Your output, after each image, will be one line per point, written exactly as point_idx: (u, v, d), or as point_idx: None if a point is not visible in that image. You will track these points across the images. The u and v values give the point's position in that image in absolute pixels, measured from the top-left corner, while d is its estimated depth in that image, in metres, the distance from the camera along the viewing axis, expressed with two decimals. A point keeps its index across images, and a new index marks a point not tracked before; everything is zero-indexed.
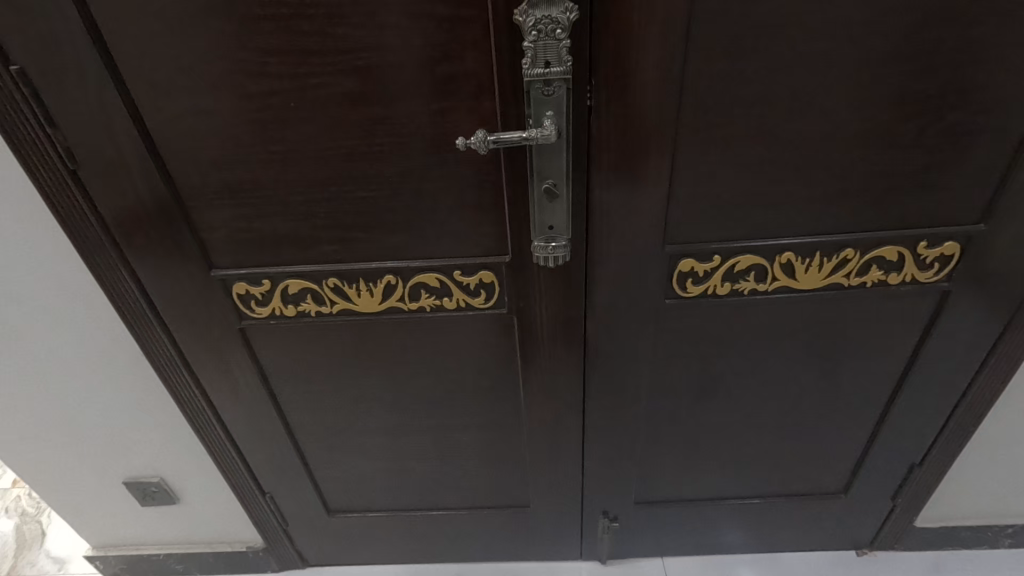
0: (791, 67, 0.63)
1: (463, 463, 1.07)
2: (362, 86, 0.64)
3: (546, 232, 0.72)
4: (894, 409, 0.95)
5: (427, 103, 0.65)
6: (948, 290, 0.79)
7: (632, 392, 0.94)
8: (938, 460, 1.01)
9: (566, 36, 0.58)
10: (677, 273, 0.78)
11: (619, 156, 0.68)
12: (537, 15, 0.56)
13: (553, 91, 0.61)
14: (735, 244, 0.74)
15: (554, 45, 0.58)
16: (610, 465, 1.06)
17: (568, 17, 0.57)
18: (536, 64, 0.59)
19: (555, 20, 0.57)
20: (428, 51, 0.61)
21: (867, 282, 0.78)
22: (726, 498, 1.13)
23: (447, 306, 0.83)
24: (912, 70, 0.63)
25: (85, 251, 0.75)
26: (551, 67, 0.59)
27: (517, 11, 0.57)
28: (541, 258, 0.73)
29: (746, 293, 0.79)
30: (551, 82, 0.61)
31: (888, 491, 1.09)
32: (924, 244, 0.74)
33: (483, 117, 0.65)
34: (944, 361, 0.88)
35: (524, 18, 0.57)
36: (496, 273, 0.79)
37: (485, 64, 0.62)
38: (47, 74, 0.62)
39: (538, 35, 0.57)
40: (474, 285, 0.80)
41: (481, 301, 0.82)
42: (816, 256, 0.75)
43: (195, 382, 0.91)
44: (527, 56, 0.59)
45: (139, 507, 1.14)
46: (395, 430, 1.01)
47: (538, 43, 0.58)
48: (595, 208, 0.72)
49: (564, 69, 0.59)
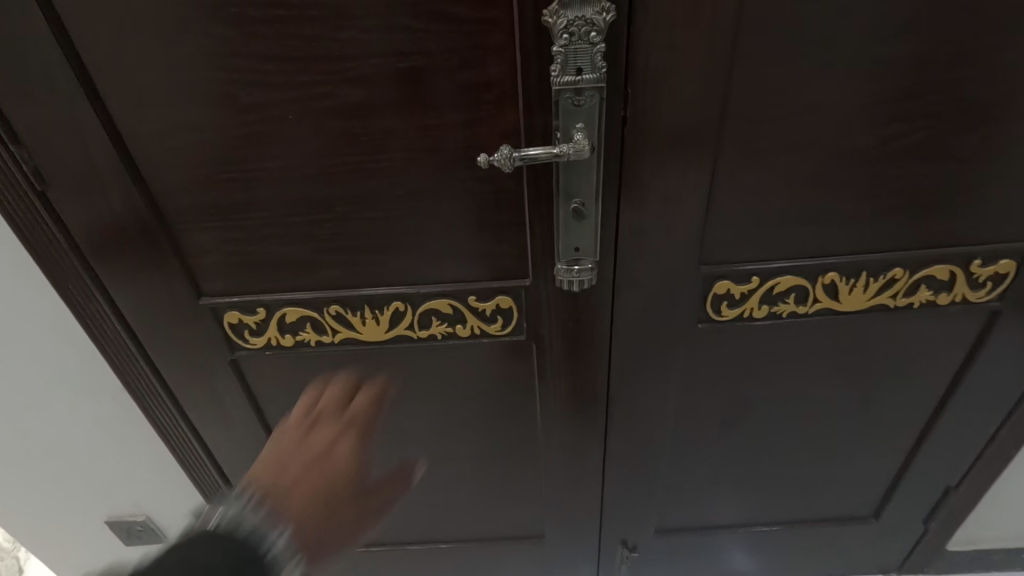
0: (845, 75, 0.57)
1: (474, 495, 1.00)
2: (369, 96, 0.57)
3: (571, 254, 0.66)
4: (932, 433, 0.90)
5: (442, 115, 0.58)
6: (1000, 311, 0.74)
7: (656, 420, 0.88)
8: (975, 483, 0.96)
9: (601, 40, 0.51)
10: (711, 295, 0.72)
11: (653, 170, 0.62)
12: (569, 16, 0.50)
13: (585, 101, 0.55)
14: (775, 265, 0.69)
15: (587, 50, 0.52)
16: (629, 494, 1.00)
17: (604, 18, 0.50)
18: (567, 71, 0.53)
19: (589, 22, 0.50)
20: (445, 57, 0.55)
21: (915, 303, 0.72)
22: (750, 524, 1.08)
23: (460, 334, 0.76)
24: (981, 76, 0.57)
25: (57, 279, 0.68)
26: (583, 74, 0.53)
27: (546, 11, 0.50)
28: (565, 283, 0.67)
29: (785, 315, 0.74)
30: (582, 92, 0.54)
31: (921, 515, 1.04)
32: (978, 263, 0.69)
33: (505, 129, 0.59)
34: (989, 383, 0.82)
35: (554, 20, 0.50)
36: (514, 298, 0.72)
37: (508, 73, 0.55)
38: (10, 85, 0.55)
39: (570, 38, 0.51)
40: (490, 311, 0.73)
41: (497, 328, 0.75)
42: (862, 277, 0.70)
43: (181, 418, 0.84)
44: (557, 62, 0.52)
45: (123, 549, 1.06)
46: (400, 463, 0.94)
47: (569, 47, 0.51)
48: (625, 227, 0.66)
49: (598, 76, 0.53)
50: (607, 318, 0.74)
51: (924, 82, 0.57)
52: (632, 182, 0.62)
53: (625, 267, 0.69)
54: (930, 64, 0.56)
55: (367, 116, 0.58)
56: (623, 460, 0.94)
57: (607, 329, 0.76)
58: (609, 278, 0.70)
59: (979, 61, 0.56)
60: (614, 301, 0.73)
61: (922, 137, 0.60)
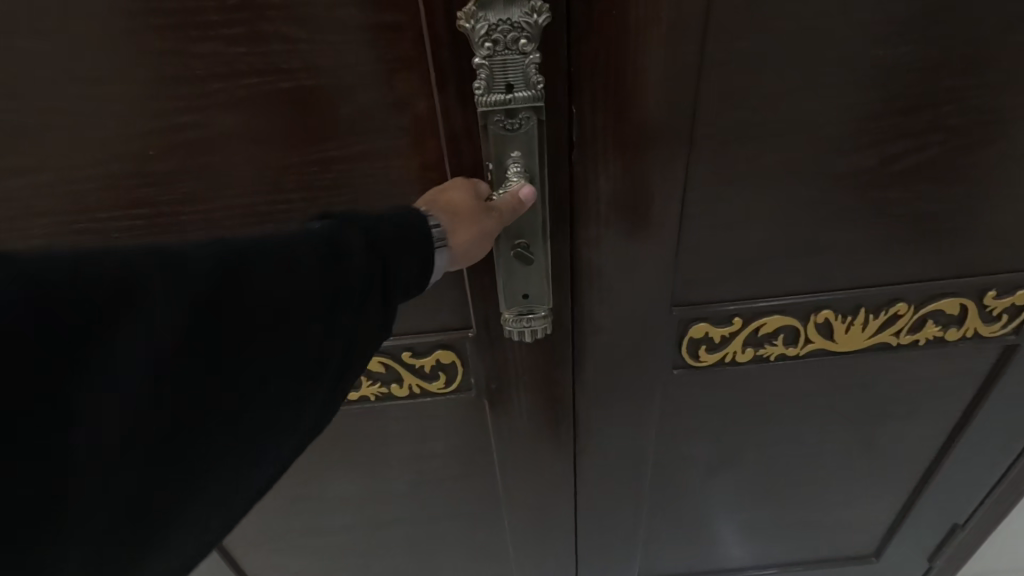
0: (835, 84, 0.47)
1: (436, 554, 0.89)
2: (253, 123, 0.47)
3: (519, 302, 0.55)
4: (938, 472, 0.81)
5: (344, 143, 0.49)
6: (1016, 344, 0.64)
7: (633, 470, 0.78)
8: (985, 519, 0.88)
9: (533, 48, 0.41)
10: (688, 339, 0.62)
11: (612, 200, 0.52)
12: (491, 20, 0.40)
13: (519, 124, 0.45)
14: (760, 304, 0.59)
15: (517, 62, 0.42)
16: (608, 545, 0.90)
17: (535, 21, 0.40)
18: (494, 88, 0.42)
19: (516, 27, 0.40)
20: (341, 74, 0.45)
21: (920, 339, 0.63)
22: (742, 567, 0.99)
23: (397, 393, 0.65)
24: (999, 81, 0.47)
25: None
26: (515, 92, 0.43)
27: (462, 14, 0.40)
28: (514, 333, 0.56)
29: (773, 358, 0.64)
30: (516, 113, 0.44)
31: (925, 552, 0.96)
32: (992, 294, 0.59)
33: (426, 160, 0.50)
34: (1002, 419, 0.73)
35: (472, 25, 0.40)
36: (457, 352, 0.62)
37: (425, 93, 0.46)
38: None
39: (494, 47, 0.41)
40: (429, 367, 0.63)
41: (440, 386, 0.65)
42: (860, 314, 0.60)
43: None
44: (481, 77, 0.42)
45: None
46: (348, 527, 0.83)
47: (494, 59, 0.41)
48: (581, 266, 0.56)
49: (534, 95, 0.43)
50: (567, 367, 0.64)
51: (929, 90, 0.47)
52: (587, 215, 0.53)
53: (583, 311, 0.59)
54: (937, 69, 0.46)
55: (261, 148, 0.48)
56: (598, 513, 0.84)
57: (569, 379, 0.66)
58: (569, 325, 0.60)
59: (999, 64, 0.46)
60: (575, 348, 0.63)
61: (927, 154, 0.51)
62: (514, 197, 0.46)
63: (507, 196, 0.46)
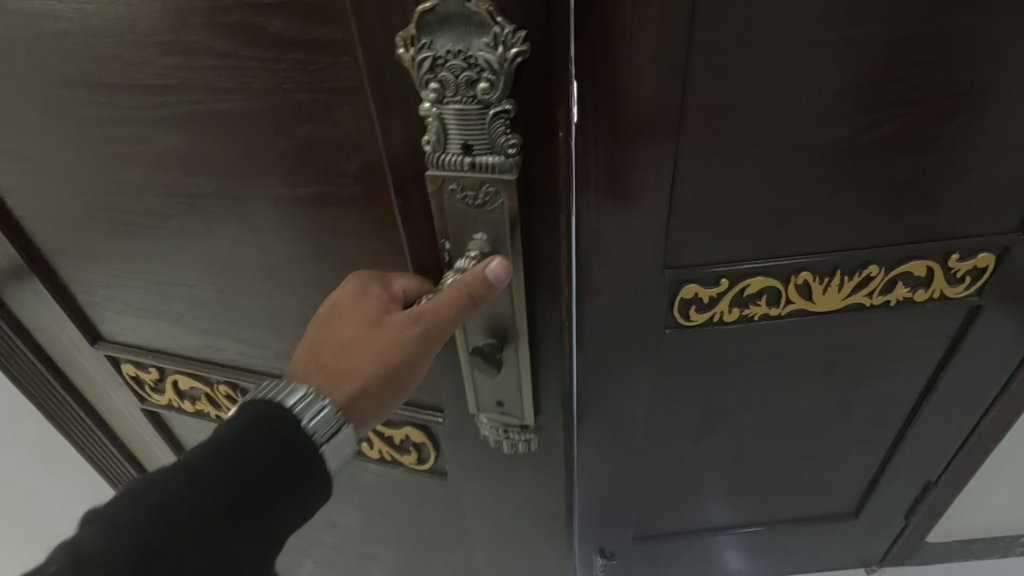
0: (810, 60, 0.52)
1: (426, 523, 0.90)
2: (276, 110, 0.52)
3: (495, 406, 0.66)
4: (911, 431, 0.87)
5: (342, 159, 0.53)
6: (979, 306, 0.70)
7: (628, 430, 0.84)
8: (955, 477, 0.94)
9: (491, 97, 0.44)
10: (680, 299, 0.67)
11: (611, 171, 0.57)
12: (443, 63, 0.43)
13: (486, 185, 0.49)
14: (745, 266, 0.64)
15: (479, 111, 0.45)
16: (605, 505, 0.96)
17: (487, 62, 0.43)
18: (450, 145, 0.47)
19: (471, 72, 0.43)
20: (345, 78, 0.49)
21: (892, 300, 0.69)
22: (730, 527, 1.05)
23: (369, 452, 0.82)
24: (958, 59, 0.52)
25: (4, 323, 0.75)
26: (473, 147, 0.47)
27: (406, 57, 0.43)
28: (492, 431, 0.68)
29: (757, 317, 0.70)
30: (481, 173, 0.48)
31: (902, 510, 1.02)
32: (955, 257, 0.65)
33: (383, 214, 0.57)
34: (969, 379, 0.79)
35: (424, 68, 0.43)
36: (423, 431, 0.76)
37: (368, 129, 0.51)
38: None
39: (449, 95, 0.44)
40: (401, 438, 0.78)
41: (408, 456, 0.80)
42: (836, 275, 0.66)
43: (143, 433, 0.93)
44: (434, 133, 0.46)
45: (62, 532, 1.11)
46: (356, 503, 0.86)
47: (449, 109, 0.45)
48: (582, 233, 0.62)
49: (504, 155, 0.47)
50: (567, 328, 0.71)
51: (896, 67, 0.52)
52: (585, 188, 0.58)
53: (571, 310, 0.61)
54: (902, 47, 0.51)
55: (277, 130, 0.53)
56: (596, 472, 0.90)
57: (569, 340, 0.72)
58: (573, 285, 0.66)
59: (958, 42, 0.51)
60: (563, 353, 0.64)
61: (896, 126, 0.56)
62: (476, 272, 0.50)
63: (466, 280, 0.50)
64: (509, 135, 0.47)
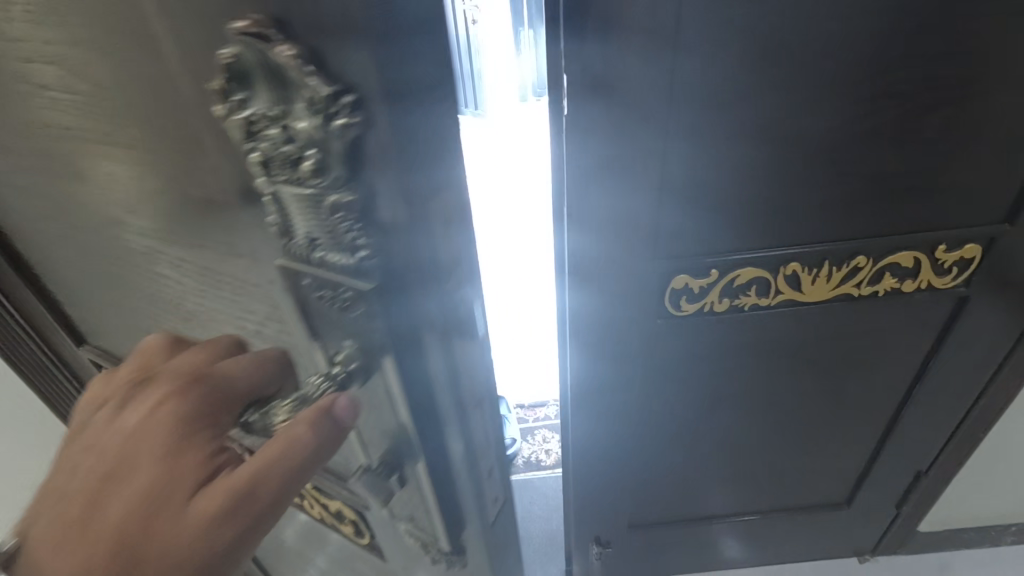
0: (795, 54, 0.53)
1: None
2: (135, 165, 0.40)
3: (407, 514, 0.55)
4: (902, 421, 0.88)
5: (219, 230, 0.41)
6: (966, 297, 0.71)
7: (622, 418, 0.85)
8: (946, 466, 0.96)
9: (320, 179, 0.32)
10: (670, 289, 0.69)
11: (600, 163, 0.58)
12: (259, 129, 0.32)
13: (345, 290, 0.36)
14: (735, 257, 0.65)
15: (312, 196, 0.33)
16: (600, 494, 0.98)
17: (309, 133, 0.30)
18: (299, 231, 0.36)
19: (292, 145, 0.31)
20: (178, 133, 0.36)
21: (880, 291, 0.70)
22: (724, 516, 1.07)
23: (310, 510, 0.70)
24: (941, 53, 0.53)
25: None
26: (320, 239, 0.35)
27: (219, 114, 0.32)
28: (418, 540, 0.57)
29: (747, 308, 0.71)
30: (339, 274, 0.36)
31: (893, 499, 1.04)
32: (942, 249, 0.66)
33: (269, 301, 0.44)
34: (958, 369, 0.81)
35: (242, 130, 0.32)
36: (356, 513, 0.63)
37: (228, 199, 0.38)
38: None
39: (275, 171, 0.33)
40: (336, 511, 0.66)
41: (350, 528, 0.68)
42: (824, 266, 0.67)
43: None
44: (274, 214, 0.35)
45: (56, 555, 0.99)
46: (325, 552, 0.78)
47: (280, 187, 0.34)
48: (572, 225, 0.63)
49: (351, 257, 0.34)
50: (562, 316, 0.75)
51: (881, 60, 0.53)
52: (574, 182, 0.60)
53: (474, 431, 0.47)
54: (887, 40, 0.52)
55: (146, 189, 0.41)
56: (591, 461, 0.92)
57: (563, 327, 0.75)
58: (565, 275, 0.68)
59: (941, 36, 0.52)
60: (472, 469, 0.49)
61: (882, 118, 0.57)
62: (314, 410, 0.39)
63: (299, 418, 0.39)
64: (356, 233, 0.33)
